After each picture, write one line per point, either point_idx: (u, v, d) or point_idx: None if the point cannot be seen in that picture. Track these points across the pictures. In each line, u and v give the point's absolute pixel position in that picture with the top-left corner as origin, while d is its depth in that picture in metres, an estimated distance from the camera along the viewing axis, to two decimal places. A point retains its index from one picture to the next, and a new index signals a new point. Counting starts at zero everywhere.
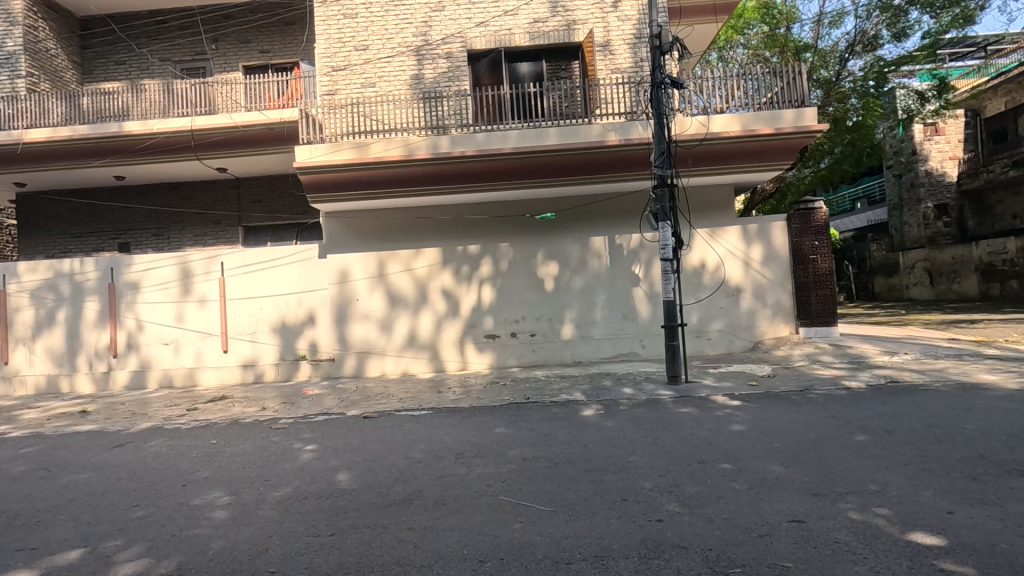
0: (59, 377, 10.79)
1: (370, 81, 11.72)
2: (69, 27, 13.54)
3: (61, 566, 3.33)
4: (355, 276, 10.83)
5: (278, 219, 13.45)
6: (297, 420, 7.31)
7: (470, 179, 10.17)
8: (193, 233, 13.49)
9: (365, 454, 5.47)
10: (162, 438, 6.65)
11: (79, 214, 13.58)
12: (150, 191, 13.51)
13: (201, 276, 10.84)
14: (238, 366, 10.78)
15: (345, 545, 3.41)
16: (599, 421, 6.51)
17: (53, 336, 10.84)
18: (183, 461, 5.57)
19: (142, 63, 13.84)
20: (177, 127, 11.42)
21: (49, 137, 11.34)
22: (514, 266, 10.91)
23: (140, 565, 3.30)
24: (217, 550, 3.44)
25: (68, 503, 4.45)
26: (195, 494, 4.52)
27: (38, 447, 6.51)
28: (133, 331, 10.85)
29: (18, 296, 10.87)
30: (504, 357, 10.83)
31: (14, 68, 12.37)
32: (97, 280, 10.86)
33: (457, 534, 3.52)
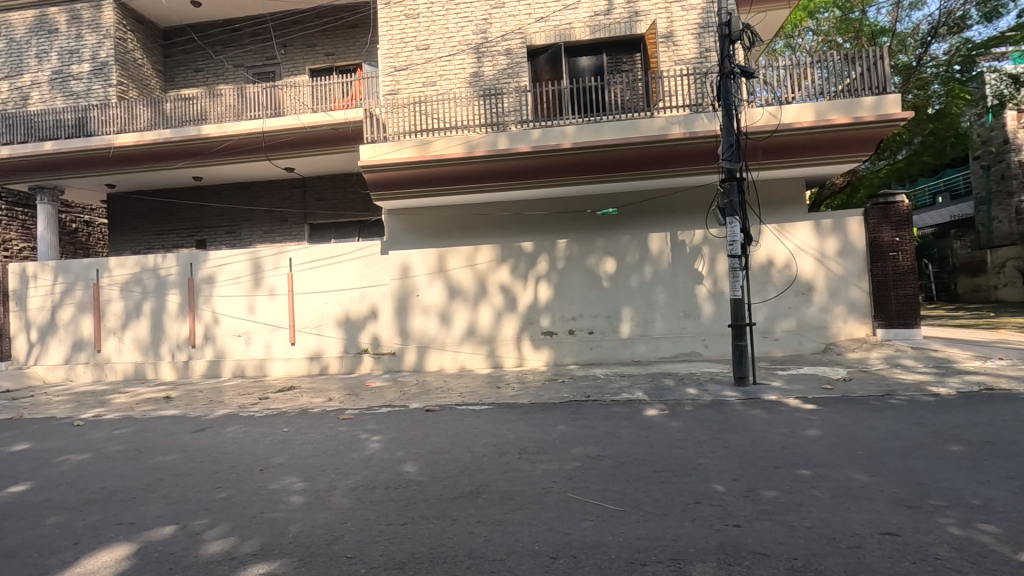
0: (144, 365, 11.57)
1: (431, 80, 11.89)
2: (153, 38, 14.51)
3: (157, 541, 3.54)
4: (415, 271, 11.04)
5: (341, 216, 13.89)
6: (362, 411, 7.52)
7: (529, 176, 10.14)
8: (262, 231, 14.16)
9: (431, 447, 5.55)
10: (238, 424, 6.99)
11: (161, 213, 14.52)
12: (224, 190, 14.26)
13: (271, 271, 11.35)
14: (305, 358, 11.21)
15: (416, 535, 3.46)
16: (663, 421, 6.35)
17: (140, 327, 11.64)
18: (258, 447, 5.82)
19: (217, 69, 14.62)
20: (249, 129, 11.95)
21: (136, 141, 12.12)
22: (571, 262, 10.83)
23: (227, 543, 3.46)
24: (297, 533, 3.57)
25: (158, 483, 4.75)
26: (272, 479, 4.72)
27: (128, 429, 6.99)
28: (209, 323, 11.48)
29: (109, 288, 11.72)
30: (561, 354, 10.77)
31: (106, 77, 13.32)
32: (178, 274, 11.57)
33: (527, 529, 3.50)
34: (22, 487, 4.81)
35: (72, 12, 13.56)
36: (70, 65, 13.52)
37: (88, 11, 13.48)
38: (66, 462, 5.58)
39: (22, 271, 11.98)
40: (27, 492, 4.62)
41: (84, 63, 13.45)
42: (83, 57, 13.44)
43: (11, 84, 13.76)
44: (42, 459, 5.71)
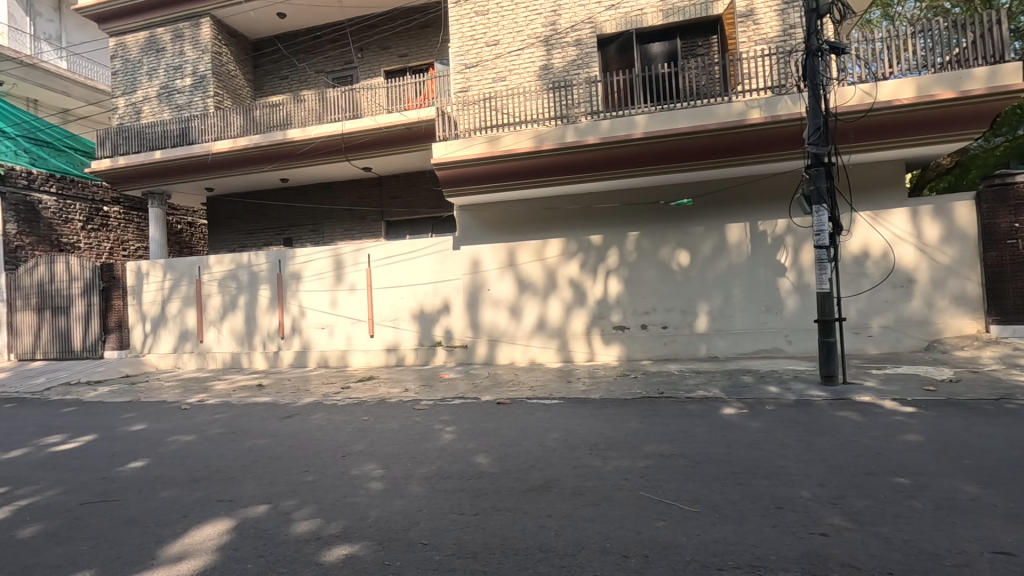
0: (240, 354, 12.53)
1: (501, 76, 11.97)
2: (244, 50, 15.57)
3: (253, 518, 3.84)
4: (486, 265, 11.22)
5: (415, 213, 14.34)
6: (436, 402, 7.75)
7: (598, 167, 10.00)
8: (342, 229, 14.89)
9: (502, 439, 5.63)
10: (323, 412, 7.42)
11: (253, 213, 15.62)
12: (308, 191, 15.11)
13: (351, 266, 11.90)
14: (383, 349, 11.69)
15: (488, 526, 3.53)
16: (742, 420, 6.08)
17: (236, 319, 12.61)
18: (340, 434, 6.15)
19: (301, 76, 15.50)
20: (330, 132, 12.56)
21: (231, 148, 13.08)
22: (642, 256, 10.60)
23: (314, 524, 3.69)
24: (376, 518, 3.75)
25: (253, 464, 5.15)
26: (353, 465, 4.97)
27: (227, 414, 7.62)
28: (296, 316, 12.24)
29: (209, 284, 12.77)
30: (633, 349, 10.55)
31: (205, 89, 14.45)
32: (268, 270, 12.40)
33: (598, 526, 3.47)
34: (141, 463, 5.37)
35: (176, 31, 14.76)
36: (174, 79, 14.75)
37: (189, 29, 14.61)
38: (176, 442, 6.17)
39: (137, 268, 13.31)
40: (145, 468, 5.15)
41: (186, 77, 14.62)
42: (185, 72, 14.61)
43: (127, 101, 15.25)
44: (156, 438, 6.35)
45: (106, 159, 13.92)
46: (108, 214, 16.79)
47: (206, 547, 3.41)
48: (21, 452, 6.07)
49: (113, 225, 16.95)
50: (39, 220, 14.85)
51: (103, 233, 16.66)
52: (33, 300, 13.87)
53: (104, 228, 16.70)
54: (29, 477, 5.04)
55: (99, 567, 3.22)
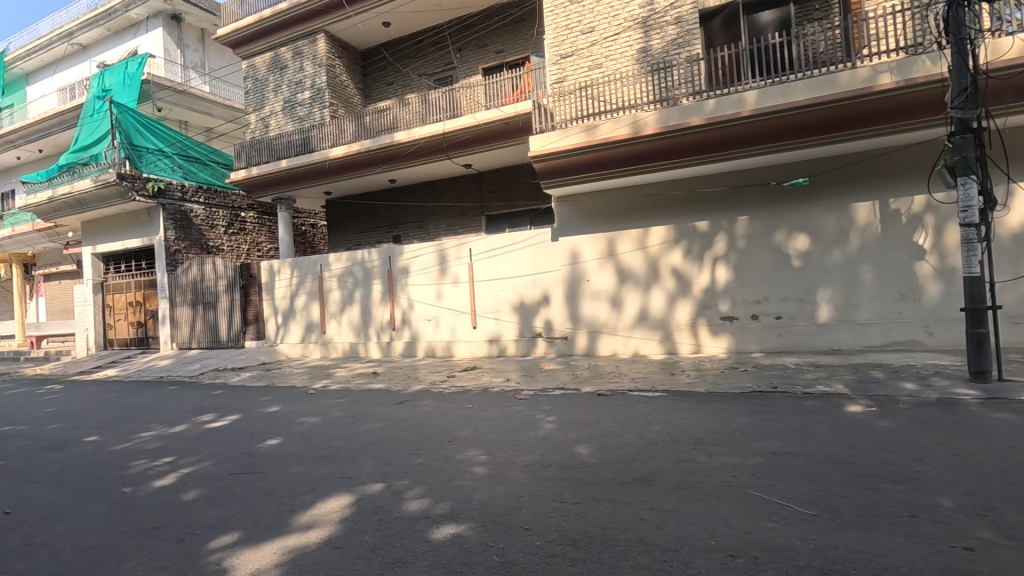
0: (357, 344, 13.55)
1: (597, 63, 11.77)
2: (355, 61, 16.67)
3: (370, 494, 4.16)
4: (585, 256, 11.15)
5: (514, 206, 14.56)
6: (537, 392, 7.88)
7: (703, 150, 9.51)
8: (446, 224, 15.55)
9: (603, 430, 5.61)
10: (431, 399, 7.85)
11: (366, 213, 16.77)
12: (414, 190, 15.91)
13: (454, 260, 12.39)
14: (485, 340, 12.06)
15: (588, 515, 3.54)
16: (869, 419, 5.55)
17: (353, 312, 13.64)
18: (447, 420, 6.46)
19: (406, 81, 16.34)
20: (432, 132, 13.08)
21: (345, 153, 14.08)
22: (752, 241, 9.97)
23: (423, 503, 3.93)
24: (480, 501, 3.90)
25: (370, 445, 5.59)
26: (458, 450, 5.21)
27: (347, 399, 8.31)
28: (405, 309, 12.98)
29: (329, 280, 13.93)
30: (744, 341, 9.98)
31: (322, 100, 15.68)
32: (379, 266, 13.26)
33: (703, 522, 3.36)
34: (276, 441, 6.03)
35: (296, 48, 16.10)
36: (296, 93, 16.12)
37: (307, 46, 15.87)
38: (305, 423, 6.84)
39: (270, 267, 14.80)
40: (280, 445, 5.79)
41: (305, 91, 15.91)
42: (305, 86, 15.90)
43: (258, 116, 16.98)
44: (288, 419, 7.09)
45: (242, 170, 15.59)
46: (245, 219, 18.85)
47: (330, 518, 3.76)
48: (183, 427, 7.07)
49: (250, 228, 19.02)
50: (191, 226, 17.09)
51: (242, 236, 18.75)
52: (189, 296, 16.01)
53: (243, 231, 18.79)
54: (189, 449, 5.87)
55: (244, 529, 3.68)
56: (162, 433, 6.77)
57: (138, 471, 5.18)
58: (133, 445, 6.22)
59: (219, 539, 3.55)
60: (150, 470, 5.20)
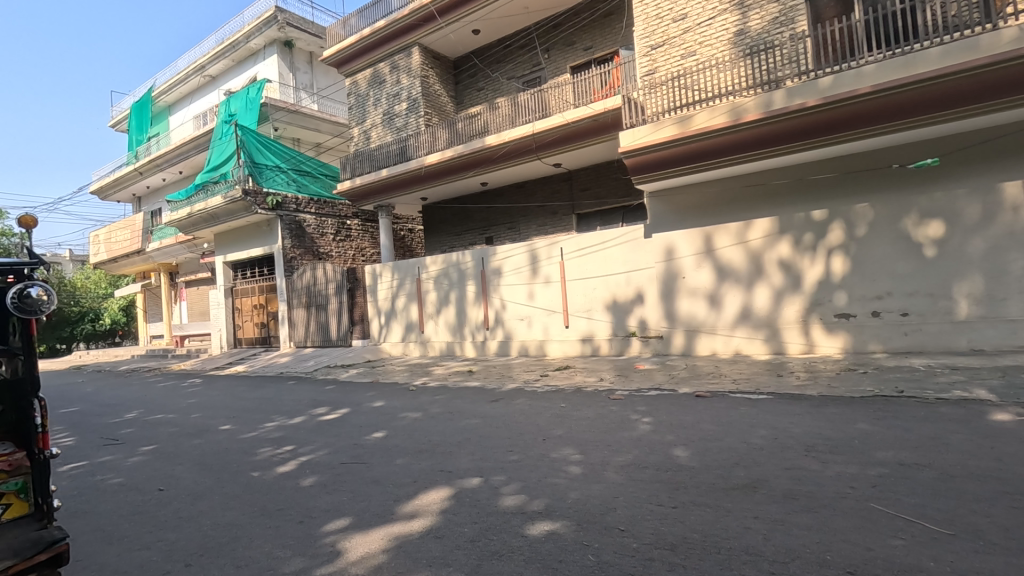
0: (453, 343, 14.04)
1: (691, 50, 11.31)
2: (447, 70, 17.27)
3: (467, 488, 4.31)
4: (682, 252, 10.74)
5: (605, 203, 14.37)
6: (632, 392, 7.72)
7: (811, 134, 8.83)
8: (537, 225, 15.68)
9: (703, 433, 5.38)
10: (524, 398, 7.95)
11: (459, 217, 17.32)
12: (504, 192, 16.19)
13: (545, 260, 12.47)
14: (578, 339, 12.01)
15: (688, 520, 3.42)
16: (1020, 429, 4.86)
17: (449, 312, 14.16)
18: (540, 419, 6.53)
19: (496, 85, 16.68)
20: (522, 134, 13.22)
21: (440, 159, 14.60)
22: (873, 230, 9.09)
23: (519, 499, 4.00)
24: (575, 500, 3.90)
25: (467, 440, 5.79)
26: (553, 449, 5.24)
27: (444, 396, 8.64)
28: (499, 308, 13.25)
29: (427, 282, 14.55)
30: (863, 340, 9.10)
31: (418, 110, 16.42)
32: (473, 267, 13.64)
33: (816, 535, 3.13)
34: (381, 434, 6.41)
35: (393, 63, 16.98)
36: (394, 106, 17.00)
37: (402, 59, 16.68)
38: (406, 418, 7.21)
39: (373, 271, 15.75)
40: (385, 438, 6.15)
41: (402, 102, 16.73)
42: (402, 97, 16.72)
43: (360, 130, 18.12)
44: (391, 414, 7.51)
45: (347, 181, 16.69)
46: (350, 227, 20.22)
47: (432, 509, 3.95)
48: (301, 419, 7.72)
49: (355, 235, 20.37)
50: (304, 235, 18.61)
51: (348, 242, 20.12)
52: (303, 299, 17.43)
53: (349, 238, 20.18)
54: (307, 439, 6.40)
55: (354, 515, 3.96)
56: (283, 424, 7.44)
57: (264, 457, 5.74)
58: (260, 434, 6.90)
59: (332, 523, 3.84)
60: (274, 457, 5.74)
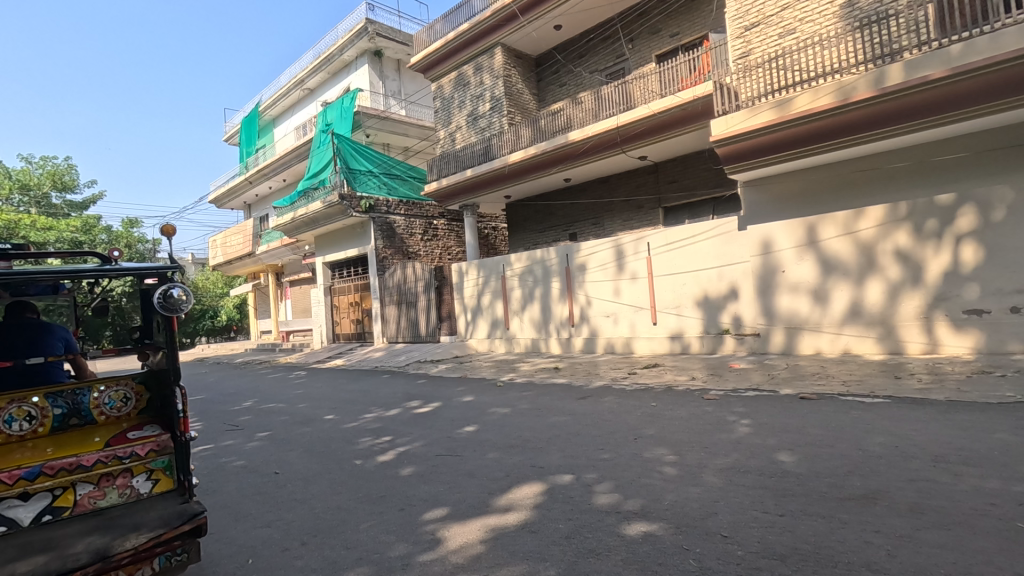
0: (539, 340, 14.12)
1: (789, 28, 10.61)
2: (529, 68, 17.34)
3: (560, 485, 4.32)
4: (781, 244, 10.06)
5: (694, 195, 13.81)
6: (727, 393, 7.37)
7: (935, 109, 7.96)
8: (622, 219, 15.37)
9: (810, 438, 5.03)
10: (613, 396, 7.84)
11: (543, 214, 17.37)
12: (588, 187, 16.01)
13: (631, 256, 12.21)
14: (667, 337, 11.65)
15: (798, 530, 3.22)
16: None
17: (534, 309, 14.24)
18: (630, 417, 6.40)
19: (578, 80, 16.52)
20: (606, 127, 13.00)
21: (523, 158, 14.71)
22: (1013, 214, 7.98)
23: (613, 498, 3.95)
24: (672, 502, 3.79)
25: (558, 437, 5.80)
26: (645, 448, 5.12)
27: (532, 392, 8.71)
28: (584, 305, 13.15)
29: (511, 279, 14.71)
30: (1000, 340, 8.05)
31: (501, 110, 16.65)
32: (558, 264, 13.63)
33: (951, 555, 2.82)
34: (472, 428, 6.58)
35: (476, 64, 17.32)
36: (478, 107, 17.34)
37: (486, 60, 16.97)
38: (496, 413, 7.34)
39: (459, 269, 16.17)
40: (476, 432, 6.31)
41: (486, 103, 17.04)
42: (485, 98, 17.02)
43: (446, 132, 18.66)
44: (481, 409, 7.69)
45: (434, 182, 17.22)
46: (437, 227, 20.90)
47: (526, 503, 3.99)
48: (396, 411, 8.10)
49: (441, 235, 21.04)
50: (395, 235, 19.49)
51: (435, 241, 20.83)
52: (395, 297, 18.26)
53: (436, 238, 20.88)
54: (403, 431, 6.70)
55: (451, 505, 4.10)
56: (381, 415, 7.85)
57: (365, 446, 6.08)
58: (361, 424, 7.32)
59: (431, 512, 4.00)
60: (375, 447, 6.07)
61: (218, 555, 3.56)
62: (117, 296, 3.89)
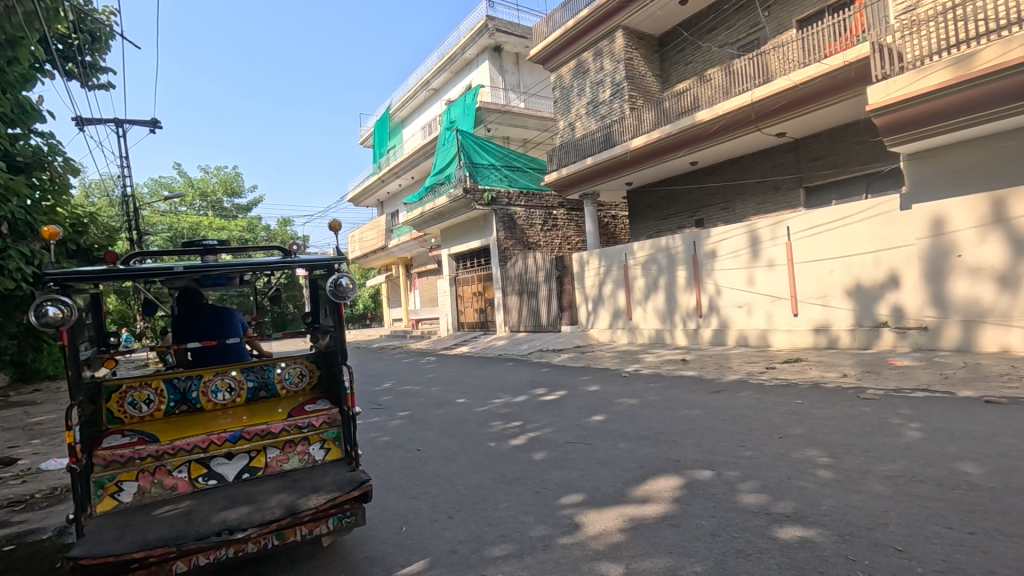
0: (663, 331, 13.65)
1: None
2: (652, 49, 16.69)
3: (700, 480, 4.15)
4: (956, 225, 8.62)
5: (843, 172, 12.45)
6: (888, 392, 6.58)
7: None
8: (756, 203, 14.31)
9: (1001, 448, 4.33)
10: (751, 391, 7.35)
11: (666, 200, 16.70)
12: (716, 169, 15.09)
13: (768, 241, 11.33)
14: (810, 329, 10.69)
15: (994, 551, 2.80)
16: None
17: (658, 298, 13.78)
18: (773, 414, 5.97)
19: (706, 56, 15.55)
20: (739, 104, 12.12)
21: (646, 142, 14.22)
22: None
23: (760, 498, 3.72)
24: (830, 508, 3.48)
25: (692, 431, 5.58)
26: (794, 449, 4.74)
27: (660, 384, 8.46)
28: (713, 295, 12.47)
29: (634, 268, 14.37)
30: None
31: (622, 95, 16.23)
32: (684, 252, 13.04)
33: None
34: (600, 417, 6.56)
35: (597, 50, 17.05)
36: (599, 93, 17.06)
37: (607, 45, 16.64)
38: (623, 403, 7.24)
39: (580, 258, 16.12)
40: (605, 422, 6.27)
41: (607, 89, 16.73)
42: (606, 84, 16.71)
43: (566, 121, 18.64)
44: (607, 399, 7.63)
45: (554, 172, 17.26)
46: (557, 216, 20.99)
47: (664, 496, 3.90)
48: (524, 397, 8.30)
49: (561, 225, 21.11)
50: (516, 226, 19.91)
51: (555, 231, 20.96)
52: (516, 286, 18.68)
53: (556, 228, 21.00)
54: (532, 417, 6.85)
55: (587, 492, 4.12)
56: (509, 401, 8.10)
57: (497, 430, 6.32)
58: (491, 409, 7.62)
59: (568, 497, 4.06)
60: (506, 431, 6.29)
61: (376, 520, 3.93)
62: (277, 287, 4.65)
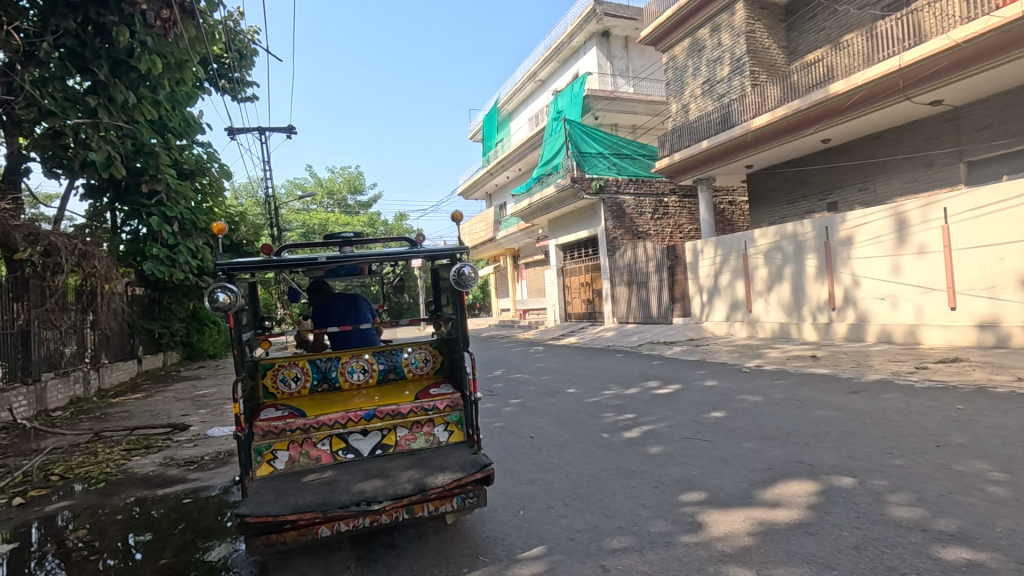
0: (789, 325, 12.63)
1: None
2: (777, 19, 15.39)
3: (839, 487, 3.79)
4: None
5: (1018, 143, 10.61)
6: None
7: None
8: (903, 181, 12.75)
9: None
10: (897, 392, 6.57)
11: (792, 182, 15.39)
12: (853, 146, 13.61)
13: (918, 225, 10.05)
14: (973, 326, 9.30)
15: None
16: None
17: (783, 290, 12.75)
18: (927, 420, 5.29)
19: (842, 20, 13.93)
20: (884, 72, 10.73)
21: (770, 121, 13.10)
22: None
23: (915, 512, 3.31)
24: (1007, 530, 3.01)
25: (828, 434, 5.11)
26: (956, 459, 4.16)
27: (787, 382, 7.84)
28: (850, 286, 11.29)
29: (756, 257, 13.44)
30: None
31: (743, 71, 15.15)
32: (815, 238, 11.92)
33: None
34: (720, 414, 6.22)
35: (714, 25, 16.07)
36: (716, 71, 16.08)
37: (725, 18, 15.63)
38: (745, 400, 6.81)
39: (693, 248, 15.38)
40: (725, 419, 5.93)
41: (725, 66, 15.72)
42: (725, 60, 15.69)
43: (680, 104, 17.82)
44: (727, 395, 7.22)
45: (666, 157, 16.53)
46: (669, 204, 20.18)
47: (798, 501, 3.61)
48: (636, 390, 8.12)
49: (672, 212, 20.30)
50: (625, 215, 19.46)
51: (666, 219, 20.18)
52: (625, 276, 18.30)
53: (667, 216, 20.23)
54: (646, 410, 6.67)
55: (709, 491, 3.93)
56: (621, 393, 7.97)
57: (610, 422, 6.24)
58: (602, 400, 7.54)
59: (689, 495, 3.89)
60: (619, 423, 6.18)
61: (495, 502, 4.05)
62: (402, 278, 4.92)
